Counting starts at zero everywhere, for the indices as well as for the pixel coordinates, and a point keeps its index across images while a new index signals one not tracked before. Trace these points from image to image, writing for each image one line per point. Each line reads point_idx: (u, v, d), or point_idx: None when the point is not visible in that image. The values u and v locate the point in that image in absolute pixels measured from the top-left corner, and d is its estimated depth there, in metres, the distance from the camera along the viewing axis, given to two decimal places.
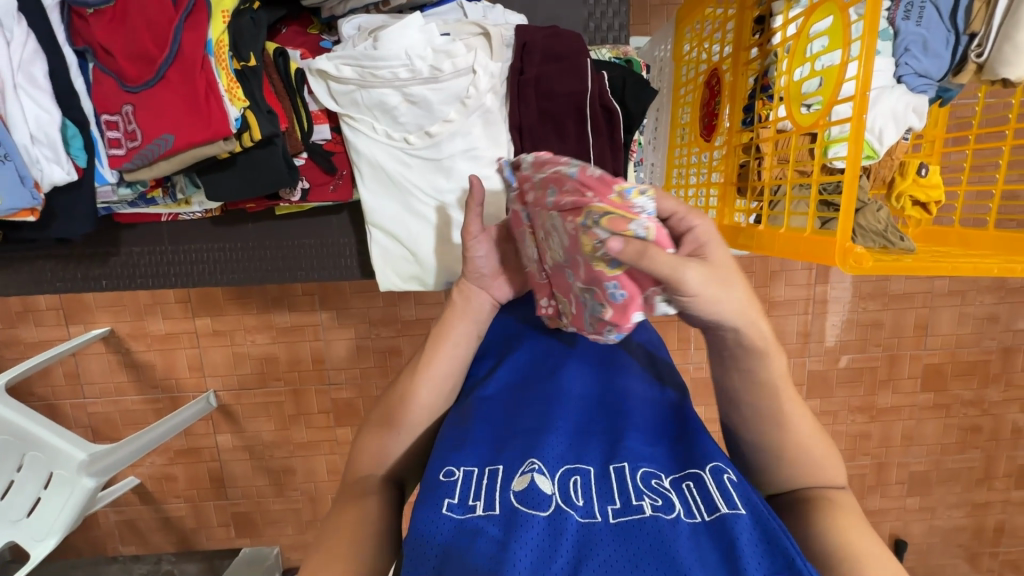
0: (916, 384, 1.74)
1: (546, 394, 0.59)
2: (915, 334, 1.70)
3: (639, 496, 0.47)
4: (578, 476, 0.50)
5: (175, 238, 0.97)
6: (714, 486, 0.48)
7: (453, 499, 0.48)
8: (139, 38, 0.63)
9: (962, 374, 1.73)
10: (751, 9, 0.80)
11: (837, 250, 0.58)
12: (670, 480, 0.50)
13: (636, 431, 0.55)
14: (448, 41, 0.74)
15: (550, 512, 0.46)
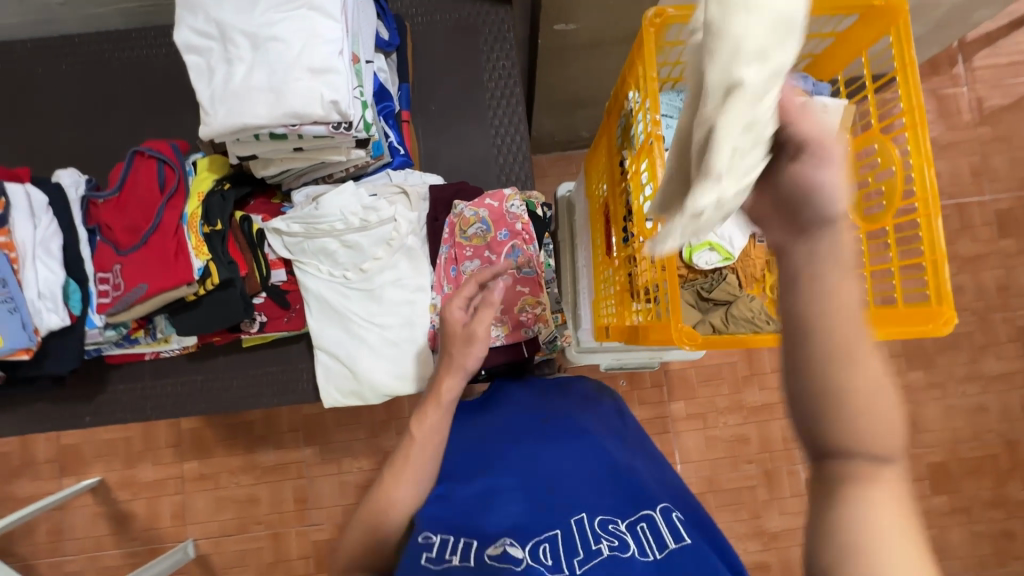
0: (924, 487, 1.67)
1: (522, 459, 0.73)
2: None
3: (597, 539, 0.61)
4: (547, 544, 0.62)
5: (155, 374, 1.11)
6: (663, 525, 0.62)
7: (432, 554, 0.60)
8: (134, 216, 0.84)
9: (971, 473, 1.67)
10: (615, 157, 1.01)
11: (674, 331, 0.72)
12: (625, 524, 0.63)
13: (591, 484, 0.69)
14: (374, 199, 0.95)
15: (521, 568, 0.59)
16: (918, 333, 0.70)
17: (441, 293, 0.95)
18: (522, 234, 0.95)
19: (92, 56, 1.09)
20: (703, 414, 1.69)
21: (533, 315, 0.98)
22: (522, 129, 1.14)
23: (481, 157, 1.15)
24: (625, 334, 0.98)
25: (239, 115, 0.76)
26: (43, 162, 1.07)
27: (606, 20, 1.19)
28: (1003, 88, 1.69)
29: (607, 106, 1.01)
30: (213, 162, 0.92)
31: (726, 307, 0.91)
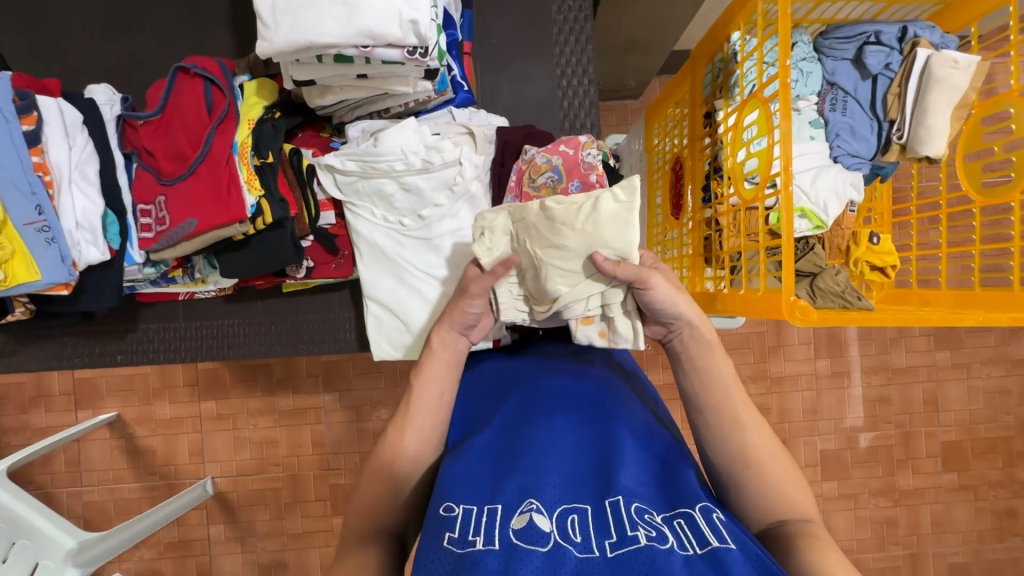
0: (936, 463, 1.68)
1: (546, 433, 0.63)
2: (926, 410, 1.67)
3: (635, 527, 0.49)
4: (575, 516, 0.52)
5: (190, 314, 1.05)
6: (704, 522, 0.50)
7: (454, 533, 0.51)
8: (178, 141, 0.76)
9: (983, 453, 1.68)
10: (700, 107, 0.93)
11: (784, 304, 0.66)
12: (661, 517, 0.52)
13: (632, 464, 0.58)
14: (438, 139, 0.87)
15: (548, 548, 0.48)
16: None
17: None
18: (593, 184, 0.84)
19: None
20: None
21: None
22: (591, 71, 1.04)
23: (545, 98, 1.05)
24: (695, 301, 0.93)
25: (306, 30, 0.66)
26: (62, 77, 0.96)
27: None
28: None
29: (695, 49, 0.91)
30: (262, 86, 0.82)
31: (810, 279, 0.85)
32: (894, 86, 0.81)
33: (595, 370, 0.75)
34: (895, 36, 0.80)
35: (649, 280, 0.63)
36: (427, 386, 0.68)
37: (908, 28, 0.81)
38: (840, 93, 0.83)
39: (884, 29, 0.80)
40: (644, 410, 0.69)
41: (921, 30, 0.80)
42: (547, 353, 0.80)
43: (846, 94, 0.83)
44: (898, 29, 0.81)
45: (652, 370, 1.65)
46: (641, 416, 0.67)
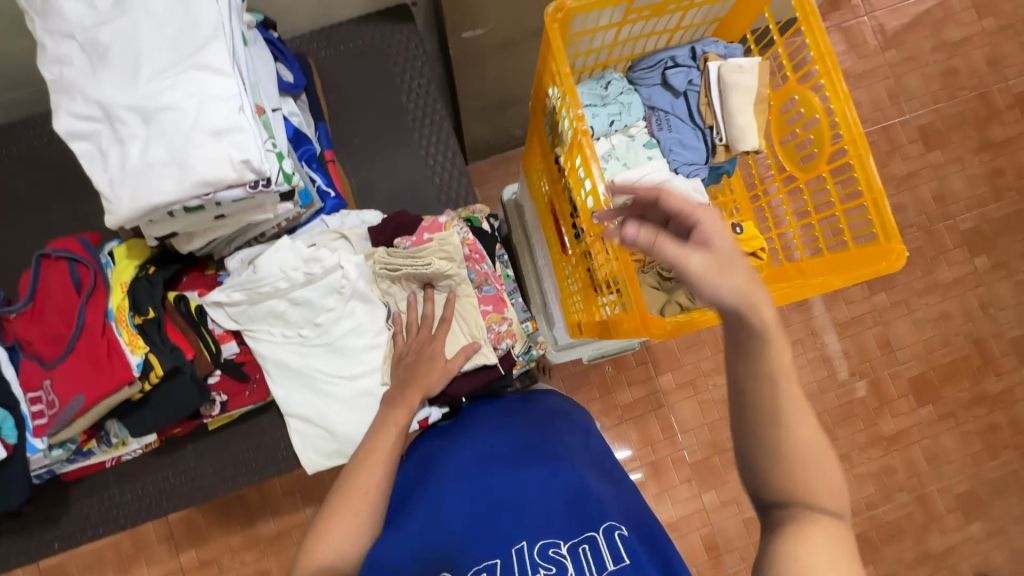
0: (910, 401, 1.70)
1: (461, 499, 0.77)
2: (882, 353, 1.70)
3: (534, 568, 0.68)
4: (487, 572, 0.69)
5: (122, 479, 1.03)
6: (604, 547, 0.68)
7: None
8: (53, 324, 0.78)
9: (949, 378, 1.71)
10: (550, 154, 1.00)
11: (643, 322, 0.75)
12: (566, 548, 0.69)
13: (544, 503, 0.74)
14: (314, 249, 0.91)
15: None
16: (874, 273, 0.71)
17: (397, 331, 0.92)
18: (471, 255, 0.94)
19: None
20: (691, 381, 1.68)
21: (500, 331, 0.96)
22: (452, 144, 1.12)
23: (418, 179, 1.12)
24: (597, 329, 0.97)
25: (145, 195, 0.71)
26: None
27: (514, 17, 1.18)
28: (897, 10, 1.75)
29: (531, 105, 0.98)
30: (132, 247, 0.85)
31: (689, 282, 0.90)
32: (703, 97, 0.89)
33: (498, 427, 0.87)
34: (688, 56, 0.90)
35: (640, 189, 0.59)
36: (371, 475, 0.75)
37: (696, 47, 0.91)
38: (662, 113, 0.91)
39: (675, 53, 0.90)
40: (551, 442, 0.83)
41: (708, 46, 0.90)
42: (462, 420, 0.91)
43: (667, 114, 0.91)
44: (688, 50, 0.91)
45: (618, 391, 1.67)
46: (541, 450, 0.82)
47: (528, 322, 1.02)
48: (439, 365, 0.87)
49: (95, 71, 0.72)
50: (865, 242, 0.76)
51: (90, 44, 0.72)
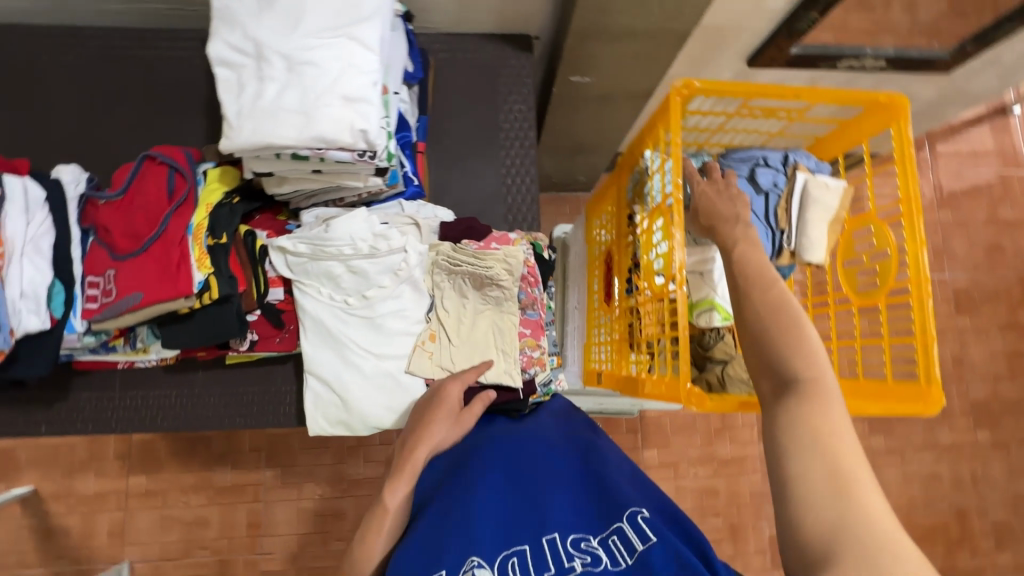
0: None
1: (484, 484, 0.75)
2: None
3: (570, 559, 0.63)
4: (515, 559, 0.64)
5: (126, 384, 1.05)
6: (631, 530, 0.65)
7: None
8: (136, 221, 0.81)
9: (924, 540, 1.69)
10: (624, 209, 1.04)
11: (682, 391, 0.73)
12: (597, 539, 0.66)
13: (567, 488, 0.74)
14: (386, 227, 0.95)
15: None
16: (910, 411, 0.73)
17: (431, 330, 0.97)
18: (527, 276, 0.99)
19: (101, 48, 1.05)
20: (674, 463, 1.68)
21: (531, 357, 1.00)
22: (533, 171, 1.17)
23: (492, 193, 1.17)
24: (620, 383, 1.01)
25: (266, 133, 0.75)
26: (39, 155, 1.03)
27: (620, 74, 1.25)
28: (960, 176, 1.83)
29: (619, 160, 1.03)
30: (225, 173, 0.90)
31: (722, 366, 0.94)
32: (782, 203, 0.94)
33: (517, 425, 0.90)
34: (779, 161, 0.96)
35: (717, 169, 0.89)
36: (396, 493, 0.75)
37: (789, 155, 0.96)
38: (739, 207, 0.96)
39: (769, 155, 0.96)
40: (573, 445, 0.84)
41: (800, 158, 0.96)
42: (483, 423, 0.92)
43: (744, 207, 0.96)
44: (781, 156, 0.96)
45: None
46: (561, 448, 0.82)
47: (555, 356, 1.06)
48: (452, 415, 0.86)
49: (261, 14, 0.78)
50: (905, 379, 0.78)
51: None
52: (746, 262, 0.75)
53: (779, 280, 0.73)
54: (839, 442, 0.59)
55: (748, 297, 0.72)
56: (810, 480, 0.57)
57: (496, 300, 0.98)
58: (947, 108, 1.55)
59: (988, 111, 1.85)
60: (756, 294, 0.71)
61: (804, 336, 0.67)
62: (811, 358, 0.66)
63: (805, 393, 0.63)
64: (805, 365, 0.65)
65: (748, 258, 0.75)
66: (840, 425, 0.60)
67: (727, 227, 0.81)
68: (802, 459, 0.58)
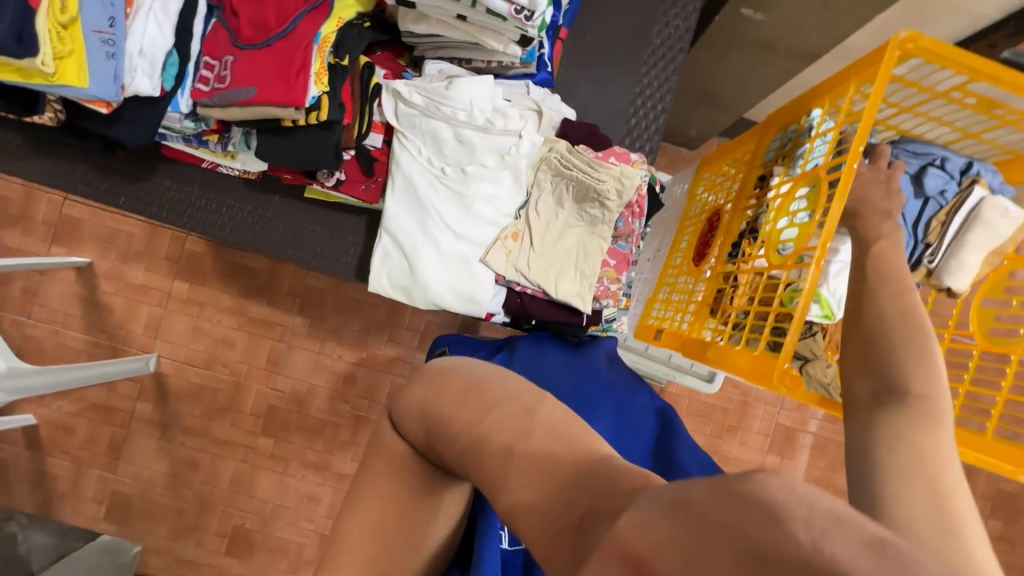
0: None
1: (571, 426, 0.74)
2: None
3: None
4: None
5: (205, 184, 1.04)
6: None
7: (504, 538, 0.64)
8: (266, 12, 0.76)
9: None
10: (756, 169, 0.94)
11: (777, 370, 0.69)
12: None
13: (608, 427, 0.76)
14: (507, 105, 0.88)
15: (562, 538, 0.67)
16: (1000, 469, 0.67)
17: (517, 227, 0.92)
18: (633, 206, 0.92)
19: None
20: None
21: (605, 288, 0.95)
22: (667, 99, 1.06)
23: (615, 110, 1.07)
24: (686, 345, 0.95)
25: None
26: None
27: (799, 20, 1.08)
28: None
29: (771, 114, 0.92)
30: None
31: (802, 362, 0.86)
32: (941, 214, 0.83)
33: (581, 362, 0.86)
34: (959, 167, 0.83)
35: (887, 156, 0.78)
36: None
37: (972, 165, 0.83)
38: None
39: (950, 157, 0.83)
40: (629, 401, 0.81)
41: (985, 171, 0.83)
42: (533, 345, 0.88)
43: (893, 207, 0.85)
44: (963, 162, 0.83)
45: None
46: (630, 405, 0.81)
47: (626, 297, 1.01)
48: None
49: None
50: (1008, 440, 0.71)
51: None
52: (885, 262, 0.68)
53: (914, 291, 0.65)
54: (944, 471, 0.47)
55: (875, 296, 0.64)
56: (907, 506, 0.45)
57: (592, 219, 0.92)
58: None
59: None
60: (886, 296, 0.64)
61: (927, 350, 0.58)
62: (925, 372, 0.56)
63: (914, 409, 0.53)
64: (921, 378, 0.56)
65: (886, 257, 0.68)
66: (947, 453, 0.49)
67: (875, 221, 0.73)
68: (902, 480, 0.47)
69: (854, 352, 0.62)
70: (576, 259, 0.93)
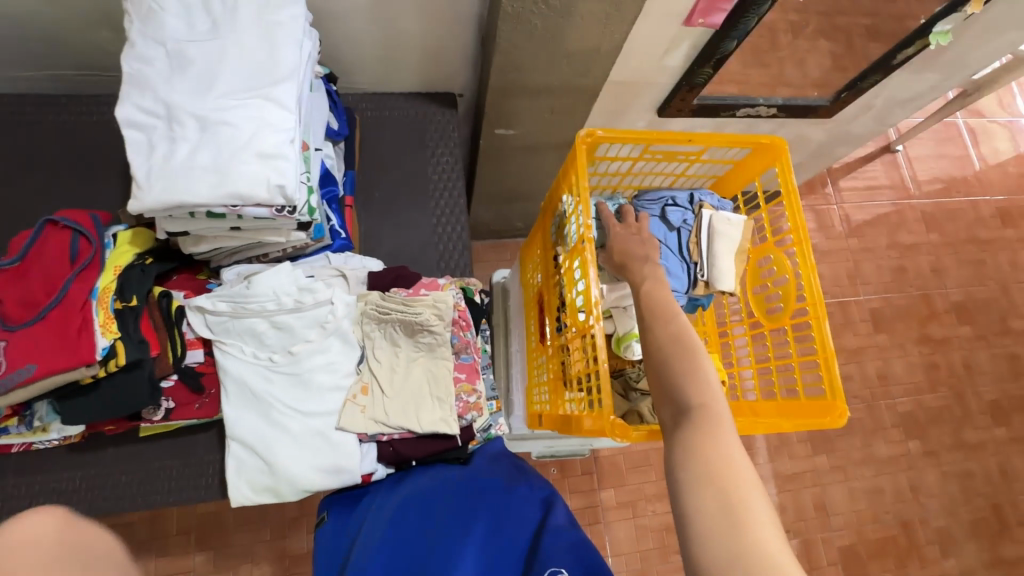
0: (839, 571, 1.67)
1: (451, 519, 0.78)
2: (817, 516, 1.70)
3: None
4: None
5: (23, 470, 0.95)
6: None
7: None
8: (32, 289, 0.77)
9: (877, 555, 1.70)
10: (550, 250, 1.08)
11: (607, 424, 0.77)
12: None
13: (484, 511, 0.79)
14: (311, 281, 0.93)
15: None
16: (818, 425, 0.78)
17: (361, 381, 0.95)
18: (459, 320, 1.00)
19: (27, 125, 1.06)
20: (632, 503, 1.66)
21: (467, 402, 0.98)
22: (463, 220, 1.20)
23: (423, 243, 1.19)
24: (558, 423, 1.00)
25: (176, 192, 0.74)
26: None
27: (541, 126, 1.31)
28: (863, 207, 2.02)
29: (544, 205, 1.08)
30: (136, 235, 0.88)
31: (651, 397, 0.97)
32: (693, 237, 0.99)
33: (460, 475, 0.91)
34: (686, 200, 1.03)
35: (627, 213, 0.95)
36: None
37: (694, 195, 1.03)
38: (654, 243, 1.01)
39: (677, 196, 1.02)
40: (520, 493, 0.82)
41: (704, 196, 1.03)
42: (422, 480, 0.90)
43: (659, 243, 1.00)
44: (687, 195, 1.03)
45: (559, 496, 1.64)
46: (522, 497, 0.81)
47: (494, 400, 1.05)
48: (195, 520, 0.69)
49: (172, 78, 0.78)
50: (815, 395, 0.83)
51: (176, 54, 0.79)
52: (653, 297, 0.77)
53: (682, 314, 0.74)
54: (729, 470, 0.56)
55: (650, 328, 0.73)
56: (704, 512, 0.54)
57: (428, 346, 0.97)
58: (839, 148, 1.72)
59: (877, 148, 2.08)
60: (657, 324, 0.73)
61: (698, 360, 0.67)
62: (702, 382, 0.65)
63: (698, 421, 0.61)
64: (699, 393, 0.64)
65: (653, 294, 0.77)
66: (733, 450, 0.58)
67: (638, 266, 0.85)
68: (700, 492, 0.56)
69: (650, 376, 0.70)
70: (430, 390, 0.96)
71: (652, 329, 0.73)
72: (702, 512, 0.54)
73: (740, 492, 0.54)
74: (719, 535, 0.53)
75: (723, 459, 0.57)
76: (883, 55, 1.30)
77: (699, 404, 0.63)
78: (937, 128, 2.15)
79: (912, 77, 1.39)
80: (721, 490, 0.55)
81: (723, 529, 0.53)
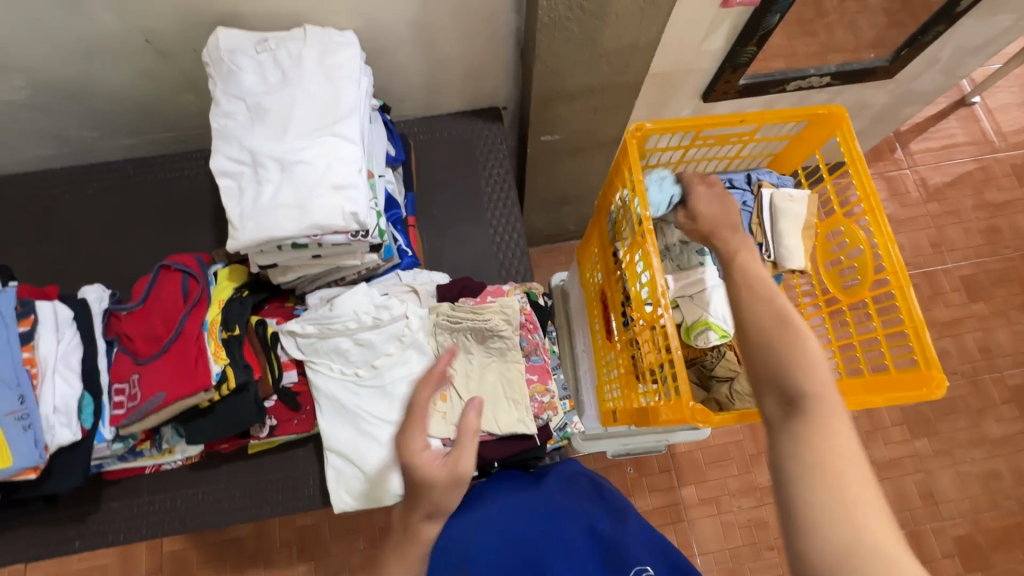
0: (955, 564, 1.53)
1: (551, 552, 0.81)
2: (924, 504, 1.57)
3: None
4: None
5: (154, 488, 1.07)
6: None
7: None
8: (154, 326, 0.89)
9: (999, 544, 1.55)
10: (608, 246, 1.09)
11: (687, 411, 0.77)
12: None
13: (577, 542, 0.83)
14: (386, 298, 1.00)
15: None
16: (917, 397, 0.74)
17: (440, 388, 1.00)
18: (526, 323, 1.03)
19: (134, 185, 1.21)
20: (715, 498, 1.61)
21: (542, 402, 1.01)
22: (519, 227, 1.24)
23: (484, 253, 1.23)
24: (634, 417, 1.01)
25: (267, 229, 0.83)
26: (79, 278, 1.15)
27: (586, 127, 1.33)
28: (939, 169, 1.88)
29: (597, 203, 1.10)
30: (233, 271, 0.98)
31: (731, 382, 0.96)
32: (755, 217, 0.97)
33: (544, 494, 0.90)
34: (744, 181, 1.02)
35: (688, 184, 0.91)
36: None
37: (752, 174, 1.02)
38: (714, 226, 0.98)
39: (734, 177, 1.02)
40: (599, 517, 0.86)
41: (763, 175, 1.02)
42: (505, 499, 0.90)
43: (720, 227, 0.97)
44: (745, 176, 1.02)
45: (638, 495, 1.62)
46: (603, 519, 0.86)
47: (566, 399, 1.07)
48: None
49: (253, 127, 0.88)
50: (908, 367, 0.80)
51: (254, 106, 0.88)
52: (749, 271, 0.74)
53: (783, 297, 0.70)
54: (842, 463, 0.54)
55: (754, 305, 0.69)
56: (812, 505, 0.53)
57: (499, 350, 1.01)
58: (906, 109, 1.61)
59: (950, 104, 1.93)
60: (755, 300, 0.69)
61: (804, 343, 0.64)
62: (811, 366, 0.62)
63: (807, 410, 0.59)
64: (814, 380, 0.61)
65: (750, 276, 0.73)
66: (848, 446, 0.56)
67: (728, 235, 0.82)
68: (808, 485, 0.54)
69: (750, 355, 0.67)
70: (506, 392, 0.99)
71: (750, 306, 0.69)
72: (814, 507, 0.53)
73: (856, 488, 0.53)
74: (833, 533, 0.51)
75: (834, 452, 0.55)
76: (944, 5, 1.22)
77: (805, 388, 0.60)
78: (1019, 74, 1.97)
79: (982, 23, 1.29)
80: (834, 485, 0.53)
81: (839, 525, 0.51)
